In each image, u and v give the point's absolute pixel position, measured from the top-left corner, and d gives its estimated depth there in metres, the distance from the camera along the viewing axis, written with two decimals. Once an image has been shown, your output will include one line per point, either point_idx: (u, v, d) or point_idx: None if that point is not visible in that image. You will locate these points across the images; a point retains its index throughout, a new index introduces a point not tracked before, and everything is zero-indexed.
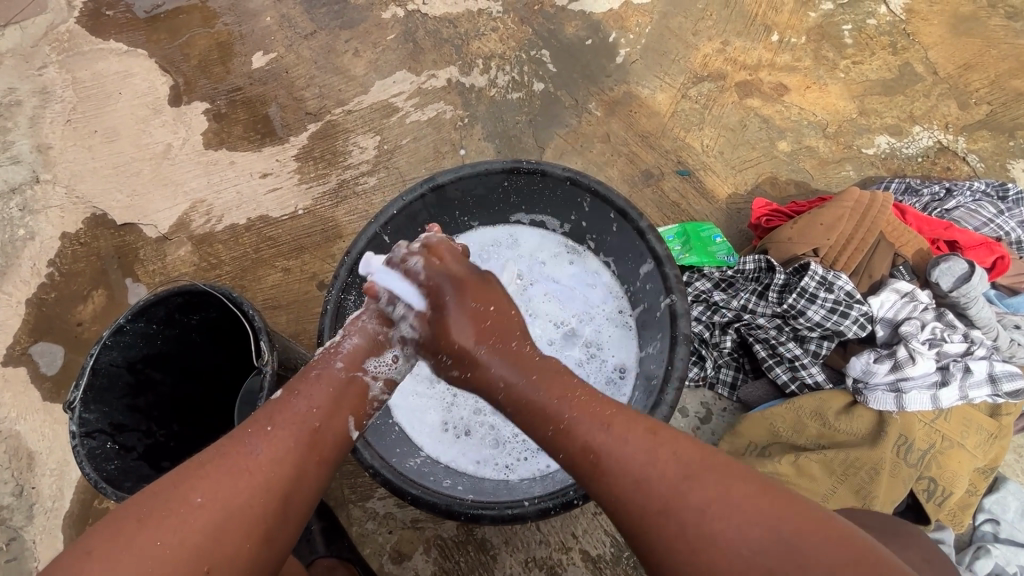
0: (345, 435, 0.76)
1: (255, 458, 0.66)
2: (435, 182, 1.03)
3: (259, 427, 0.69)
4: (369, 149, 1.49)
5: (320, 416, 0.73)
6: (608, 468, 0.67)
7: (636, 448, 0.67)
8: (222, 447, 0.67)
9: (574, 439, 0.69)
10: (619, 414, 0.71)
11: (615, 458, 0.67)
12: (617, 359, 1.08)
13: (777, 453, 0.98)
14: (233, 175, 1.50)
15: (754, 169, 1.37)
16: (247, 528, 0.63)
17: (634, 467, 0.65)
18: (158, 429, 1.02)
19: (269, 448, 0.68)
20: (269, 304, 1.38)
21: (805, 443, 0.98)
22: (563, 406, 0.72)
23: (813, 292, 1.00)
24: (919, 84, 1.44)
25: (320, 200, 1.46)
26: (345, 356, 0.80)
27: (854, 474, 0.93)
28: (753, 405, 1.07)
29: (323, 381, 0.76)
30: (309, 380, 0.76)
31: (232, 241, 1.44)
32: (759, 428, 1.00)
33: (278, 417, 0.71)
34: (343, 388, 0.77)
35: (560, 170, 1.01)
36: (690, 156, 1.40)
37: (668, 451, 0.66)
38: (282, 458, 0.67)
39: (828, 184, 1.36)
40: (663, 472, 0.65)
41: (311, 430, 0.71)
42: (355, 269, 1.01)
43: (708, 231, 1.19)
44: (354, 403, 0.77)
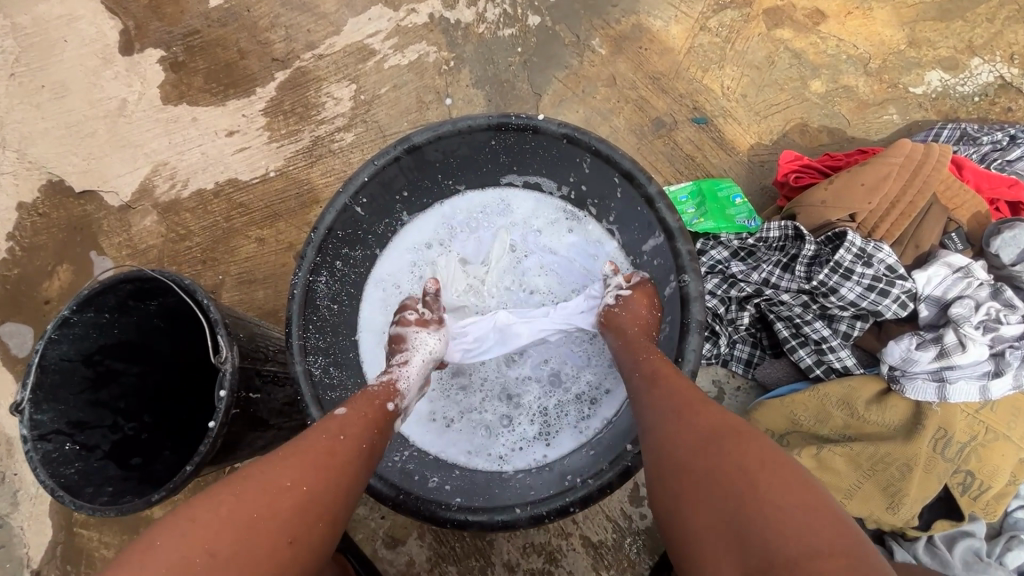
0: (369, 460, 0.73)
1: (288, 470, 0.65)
2: (411, 144, 0.89)
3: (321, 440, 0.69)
4: (344, 100, 1.33)
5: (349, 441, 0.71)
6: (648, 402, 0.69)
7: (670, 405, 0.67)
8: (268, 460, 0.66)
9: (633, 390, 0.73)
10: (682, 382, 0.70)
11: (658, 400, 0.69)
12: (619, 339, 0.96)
13: (796, 443, 0.90)
14: (197, 134, 1.36)
15: (782, 115, 1.20)
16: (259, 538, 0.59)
17: (667, 414, 0.66)
18: (126, 423, 0.95)
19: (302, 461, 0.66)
20: (244, 278, 1.27)
21: (829, 434, 0.89)
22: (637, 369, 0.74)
23: (849, 267, 0.87)
24: (981, 7, 1.22)
25: (292, 160, 1.32)
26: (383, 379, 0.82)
27: (883, 470, 0.85)
28: (769, 386, 0.98)
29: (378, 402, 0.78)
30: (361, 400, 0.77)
31: (201, 209, 1.31)
32: (777, 417, 0.91)
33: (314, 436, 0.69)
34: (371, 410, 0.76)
35: (555, 127, 0.86)
36: (708, 101, 1.22)
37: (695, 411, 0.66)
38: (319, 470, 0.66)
39: (867, 131, 1.18)
40: (691, 425, 0.64)
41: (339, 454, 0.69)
42: (324, 247, 0.89)
43: (726, 190, 1.06)
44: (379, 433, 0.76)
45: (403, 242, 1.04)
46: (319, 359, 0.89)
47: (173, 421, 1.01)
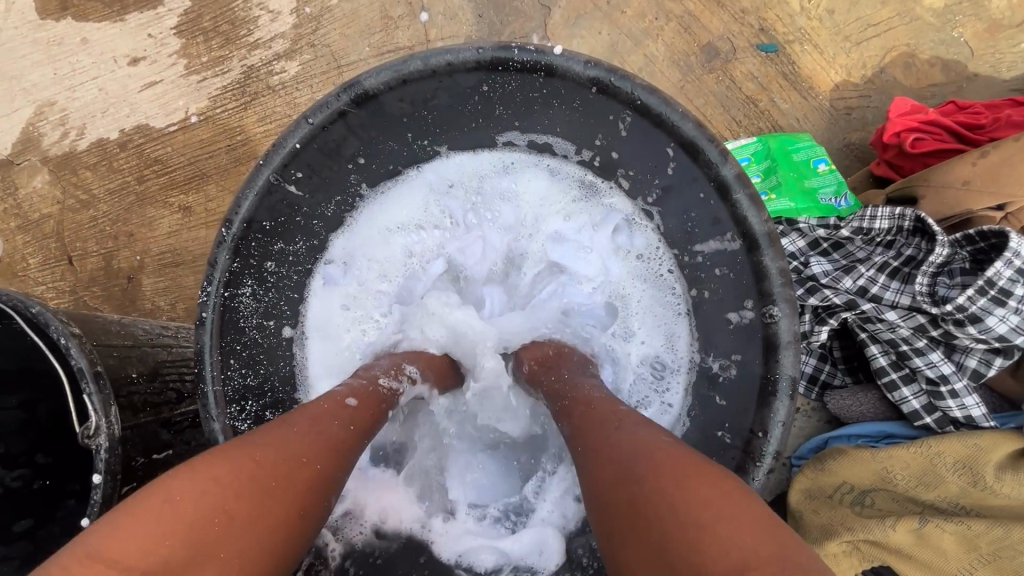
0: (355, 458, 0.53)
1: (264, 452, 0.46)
2: (360, 90, 0.60)
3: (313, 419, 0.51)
4: (284, 14, 0.98)
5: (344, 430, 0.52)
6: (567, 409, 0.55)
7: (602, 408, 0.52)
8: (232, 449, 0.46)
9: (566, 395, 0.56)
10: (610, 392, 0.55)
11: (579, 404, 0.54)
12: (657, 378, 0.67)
13: (884, 504, 0.71)
14: (90, 62, 1.02)
15: (882, 39, 0.88)
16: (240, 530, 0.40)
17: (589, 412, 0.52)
18: (8, 475, 0.74)
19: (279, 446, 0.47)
20: (167, 259, 0.99)
21: (936, 501, 0.69)
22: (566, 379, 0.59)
23: (1002, 292, 0.65)
24: None
25: (219, 99, 0.99)
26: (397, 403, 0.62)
27: (1011, 559, 0.65)
28: (846, 421, 0.76)
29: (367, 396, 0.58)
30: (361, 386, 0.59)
31: (105, 166, 1.01)
32: (864, 471, 0.71)
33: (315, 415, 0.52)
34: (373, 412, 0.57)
35: (580, 66, 0.57)
36: (781, 19, 0.89)
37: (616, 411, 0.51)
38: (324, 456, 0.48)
39: (996, 65, 0.86)
40: (610, 425, 0.48)
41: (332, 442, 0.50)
42: (243, 248, 0.62)
43: (805, 153, 0.78)
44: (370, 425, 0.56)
45: (379, 221, 0.75)
46: (248, 404, 0.65)
47: None
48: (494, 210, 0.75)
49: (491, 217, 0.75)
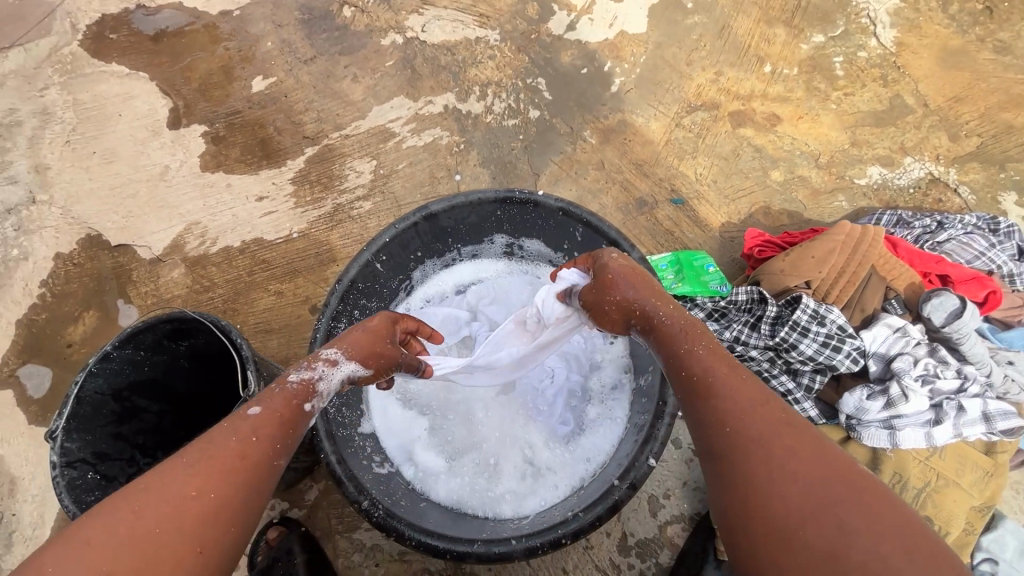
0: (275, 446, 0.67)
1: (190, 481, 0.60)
2: (428, 211, 1.02)
3: (243, 436, 0.64)
4: (365, 173, 1.50)
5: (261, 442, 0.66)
6: (704, 406, 0.65)
7: (740, 411, 0.63)
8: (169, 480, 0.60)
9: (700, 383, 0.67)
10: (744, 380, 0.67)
11: (720, 403, 0.64)
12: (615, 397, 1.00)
13: None
14: (230, 198, 1.50)
15: (748, 198, 1.41)
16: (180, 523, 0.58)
17: (736, 417, 0.63)
18: (141, 459, 1.01)
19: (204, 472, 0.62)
20: (262, 327, 1.39)
21: None
22: (708, 369, 0.67)
23: (805, 326, 1.01)
24: (909, 116, 1.48)
25: (315, 223, 1.47)
26: (318, 395, 0.74)
27: None
28: None
29: (298, 406, 0.71)
30: (280, 393, 0.71)
31: (226, 264, 1.44)
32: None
33: (259, 428, 0.66)
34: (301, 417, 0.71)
35: (553, 201, 1.02)
36: (684, 185, 1.42)
37: (752, 406, 0.63)
38: (250, 474, 0.63)
39: (821, 214, 1.39)
40: (760, 432, 0.61)
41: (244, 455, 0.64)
42: (346, 296, 0.99)
43: (701, 260, 1.21)
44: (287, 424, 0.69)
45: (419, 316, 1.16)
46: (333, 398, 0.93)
47: None
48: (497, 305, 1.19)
49: (496, 310, 1.19)
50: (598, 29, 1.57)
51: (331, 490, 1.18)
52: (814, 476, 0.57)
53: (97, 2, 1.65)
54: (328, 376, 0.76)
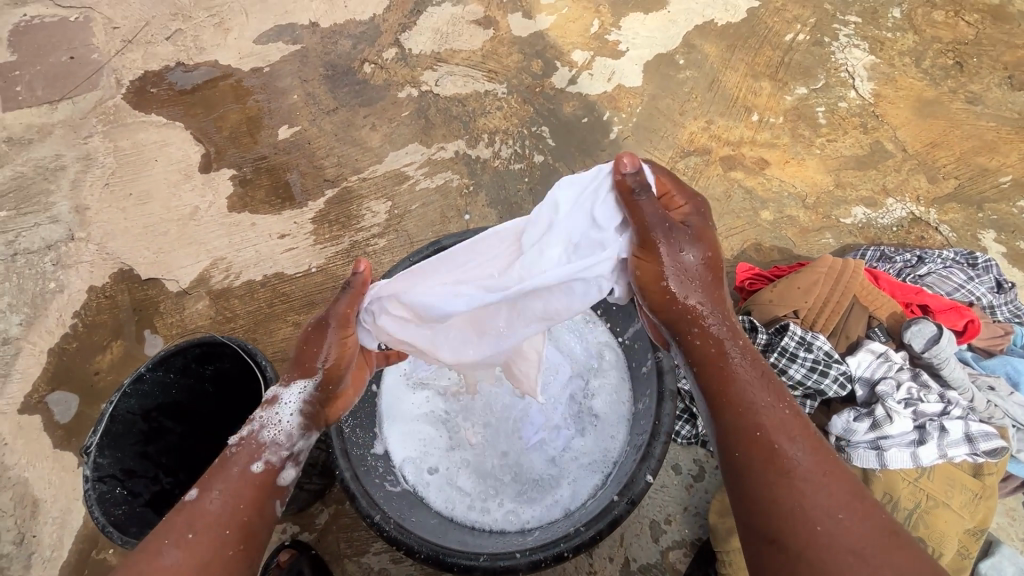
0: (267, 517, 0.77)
1: (171, 565, 0.67)
2: (437, 244, 1.10)
3: (180, 536, 0.70)
4: (380, 213, 1.61)
5: (242, 513, 0.74)
6: (775, 489, 0.67)
7: (818, 501, 0.66)
8: (143, 558, 0.68)
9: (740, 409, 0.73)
10: (826, 458, 0.69)
11: (800, 489, 0.66)
12: (614, 422, 1.04)
13: None
14: (254, 236, 1.60)
15: (739, 236, 1.50)
16: None
17: (813, 505, 0.65)
18: (165, 477, 1.05)
19: (185, 553, 0.68)
20: (279, 356, 1.46)
21: None
22: (775, 433, 0.70)
23: (793, 352, 1.07)
24: (889, 160, 1.58)
25: (332, 259, 1.56)
26: (264, 450, 0.79)
27: None
28: None
29: (244, 476, 0.76)
30: (226, 476, 0.76)
31: (248, 296, 1.53)
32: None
33: (199, 523, 0.71)
34: (261, 479, 0.77)
35: None
36: None
37: (828, 491, 0.66)
38: (209, 562, 0.69)
39: (809, 251, 1.48)
40: (838, 526, 0.64)
41: (231, 530, 0.72)
42: None
43: None
44: (265, 491, 0.77)
45: None
46: (348, 419, 0.98)
47: None
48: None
49: None
50: (596, 83, 1.71)
51: (343, 513, 1.22)
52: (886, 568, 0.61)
53: (142, 61, 1.83)
54: (272, 426, 0.81)
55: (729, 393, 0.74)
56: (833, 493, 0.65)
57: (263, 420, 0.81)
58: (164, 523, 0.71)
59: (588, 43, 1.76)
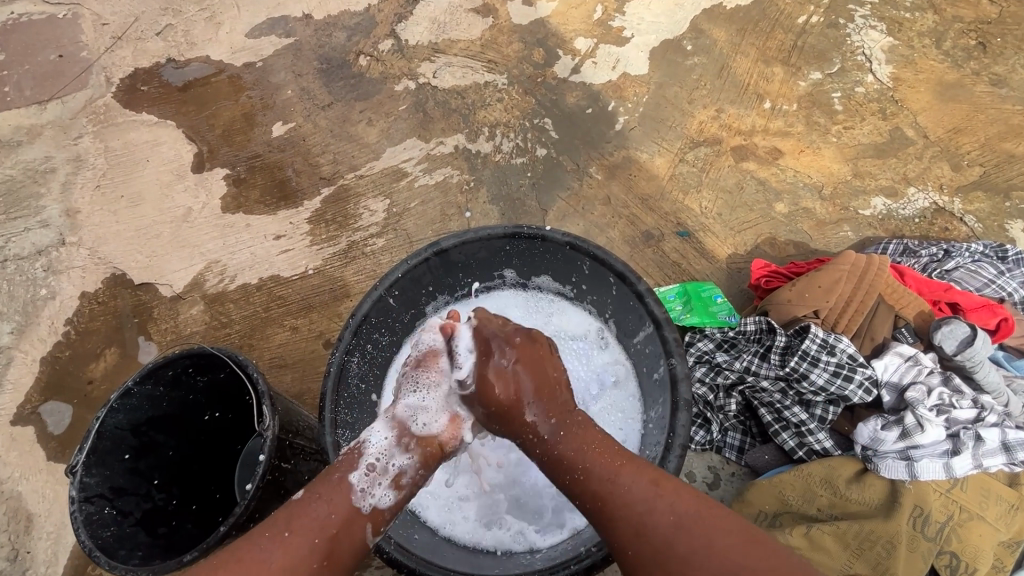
0: (361, 542, 0.74)
1: (268, 565, 0.66)
2: (439, 247, 1.03)
3: (276, 533, 0.69)
4: (379, 212, 1.55)
5: (338, 522, 0.72)
6: (612, 513, 0.70)
7: (637, 500, 0.69)
8: (239, 552, 0.67)
9: (588, 484, 0.72)
10: (622, 461, 0.73)
11: (618, 505, 0.70)
12: (619, 445, 1.01)
13: (788, 523, 1.05)
14: (248, 238, 1.55)
15: (753, 231, 1.44)
16: None
17: (637, 512, 0.69)
18: (157, 493, 1.01)
19: (283, 554, 0.68)
20: (276, 362, 1.42)
21: (818, 514, 1.04)
22: (583, 454, 0.74)
23: (815, 355, 1.09)
24: (910, 148, 1.51)
25: (329, 260, 1.51)
26: (364, 461, 0.77)
27: (871, 549, 0.97)
28: (760, 469, 1.14)
29: (342, 485, 0.75)
30: (327, 483, 0.75)
31: (243, 300, 1.48)
32: (768, 497, 1.07)
33: (296, 522, 0.70)
34: (360, 496, 0.75)
35: (560, 235, 1.02)
36: (689, 218, 1.46)
37: (668, 503, 0.69)
38: (295, 567, 0.67)
39: (827, 245, 1.42)
40: (660, 520, 0.67)
41: (329, 537, 0.71)
42: (359, 331, 0.99)
43: (708, 291, 1.26)
44: (373, 511, 0.75)
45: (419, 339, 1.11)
46: (347, 433, 0.96)
47: (197, 494, 1.07)
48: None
49: None
50: (601, 72, 1.64)
51: None
52: (702, 532, 0.66)
53: (131, 57, 1.77)
54: (376, 439, 0.80)
55: (559, 454, 0.76)
56: (674, 503, 0.68)
57: (368, 433, 0.80)
58: (268, 518, 0.71)
59: (591, 30, 1.69)
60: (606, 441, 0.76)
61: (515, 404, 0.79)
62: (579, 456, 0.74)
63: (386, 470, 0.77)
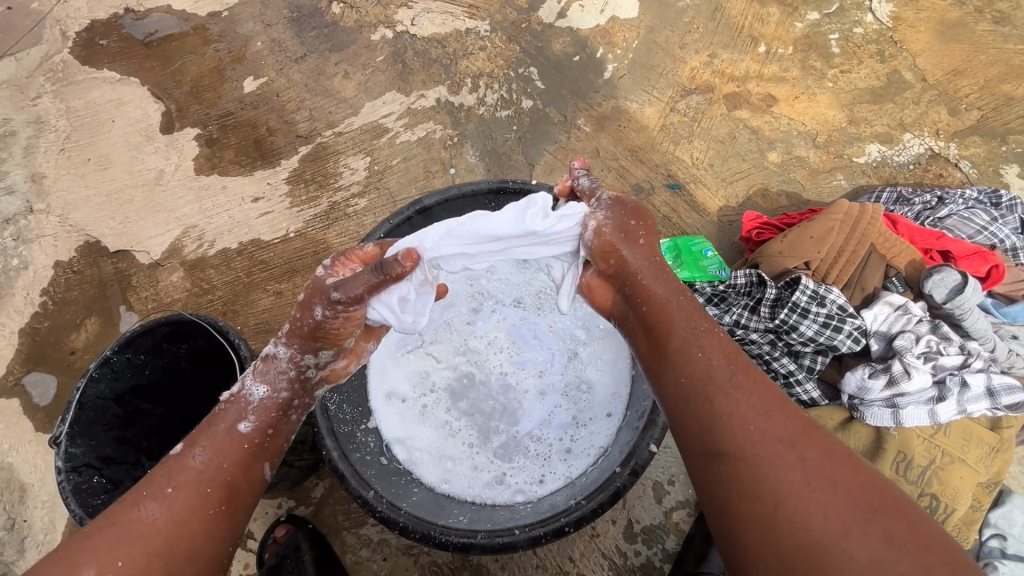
0: (261, 481, 0.75)
1: (150, 524, 0.65)
2: (422, 205, 0.99)
3: (157, 491, 0.68)
4: (359, 170, 1.49)
5: (231, 468, 0.72)
6: (716, 398, 0.71)
7: (745, 407, 0.69)
8: (114, 515, 0.66)
9: (692, 369, 0.74)
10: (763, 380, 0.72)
11: (728, 395, 0.71)
12: (609, 394, 1.01)
13: None
14: (225, 201, 1.49)
15: (745, 181, 1.41)
16: (139, 552, 0.63)
17: (746, 416, 0.68)
18: (147, 461, 1.01)
19: (165, 511, 0.67)
20: (261, 328, 1.40)
21: None
22: (698, 342, 0.75)
23: (805, 307, 1.09)
24: (907, 92, 1.46)
25: (311, 222, 1.46)
26: (256, 411, 0.76)
27: None
28: None
29: (233, 435, 0.74)
30: (214, 434, 0.73)
31: (224, 266, 1.44)
32: None
33: (179, 477, 0.69)
34: (255, 442, 0.75)
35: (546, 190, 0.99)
36: (680, 170, 1.42)
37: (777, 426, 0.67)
38: (184, 519, 0.67)
39: (820, 195, 1.39)
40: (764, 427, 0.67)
41: (222, 485, 0.70)
42: None
43: (699, 245, 1.27)
44: (270, 449, 0.76)
45: None
46: (333, 394, 0.95)
47: None
48: (507, 285, 1.11)
49: (499, 288, 1.11)
50: (588, 16, 1.55)
51: (337, 486, 1.21)
52: (811, 455, 0.64)
53: (87, 9, 1.65)
54: (263, 390, 0.77)
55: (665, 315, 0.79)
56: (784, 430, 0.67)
57: (253, 384, 0.77)
58: (145, 477, 0.69)
59: None
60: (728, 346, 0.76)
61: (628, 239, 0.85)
62: (692, 339, 0.76)
63: (280, 414, 0.77)
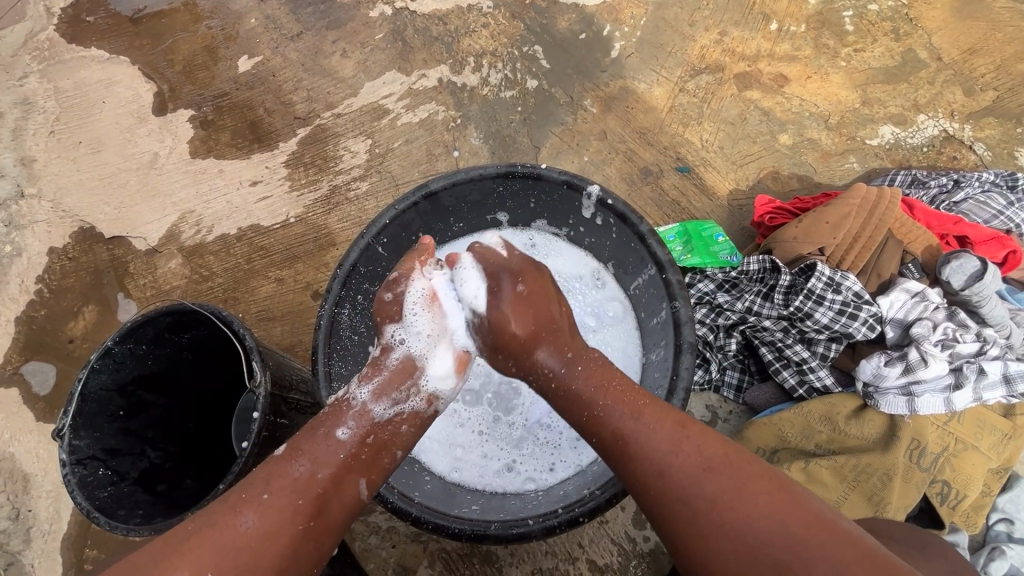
0: (354, 498, 0.72)
1: (244, 532, 0.64)
2: (428, 189, 0.96)
3: (255, 496, 0.66)
4: (360, 153, 1.45)
5: (325, 480, 0.69)
6: (632, 453, 0.68)
7: (664, 447, 0.67)
8: (213, 518, 0.65)
9: (605, 425, 0.71)
10: (646, 406, 0.70)
11: (641, 443, 0.68)
12: None
13: (786, 458, 1.07)
14: (222, 185, 1.45)
15: (755, 164, 1.38)
16: (228, 560, 0.62)
17: (659, 455, 0.66)
18: (152, 452, 1.00)
19: (260, 520, 0.65)
20: (263, 316, 1.37)
21: (816, 448, 1.07)
22: (599, 392, 0.73)
23: (821, 293, 1.08)
24: (922, 71, 1.43)
25: (311, 207, 1.43)
26: (355, 416, 0.74)
27: (866, 480, 1.01)
28: (759, 407, 1.15)
29: (330, 441, 0.72)
30: (313, 438, 0.71)
31: (224, 252, 1.41)
32: (768, 434, 1.09)
33: (276, 484, 0.67)
34: (350, 452, 0.72)
35: (557, 174, 0.95)
36: (689, 152, 1.39)
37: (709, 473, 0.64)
38: (275, 533, 0.64)
39: (831, 178, 1.37)
40: (685, 457, 0.65)
41: (313, 497, 0.68)
42: (348, 281, 0.93)
43: (709, 230, 1.24)
44: (368, 466, 0.73)
45: None
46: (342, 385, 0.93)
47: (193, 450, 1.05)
48: None
49: None
50: None
51: None
52: (731, 485, 0.62)
53: None
54: (367, 393, 0.76)
55: (574, 391, 0.75)
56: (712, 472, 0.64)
57: (357, 388, 0.76)
58: (247, 480, 0.68)
59: None
60: (620, 379, 0.75)
61: (531, 337, 0.79)
62: (595, 395, 0.73)
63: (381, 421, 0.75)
